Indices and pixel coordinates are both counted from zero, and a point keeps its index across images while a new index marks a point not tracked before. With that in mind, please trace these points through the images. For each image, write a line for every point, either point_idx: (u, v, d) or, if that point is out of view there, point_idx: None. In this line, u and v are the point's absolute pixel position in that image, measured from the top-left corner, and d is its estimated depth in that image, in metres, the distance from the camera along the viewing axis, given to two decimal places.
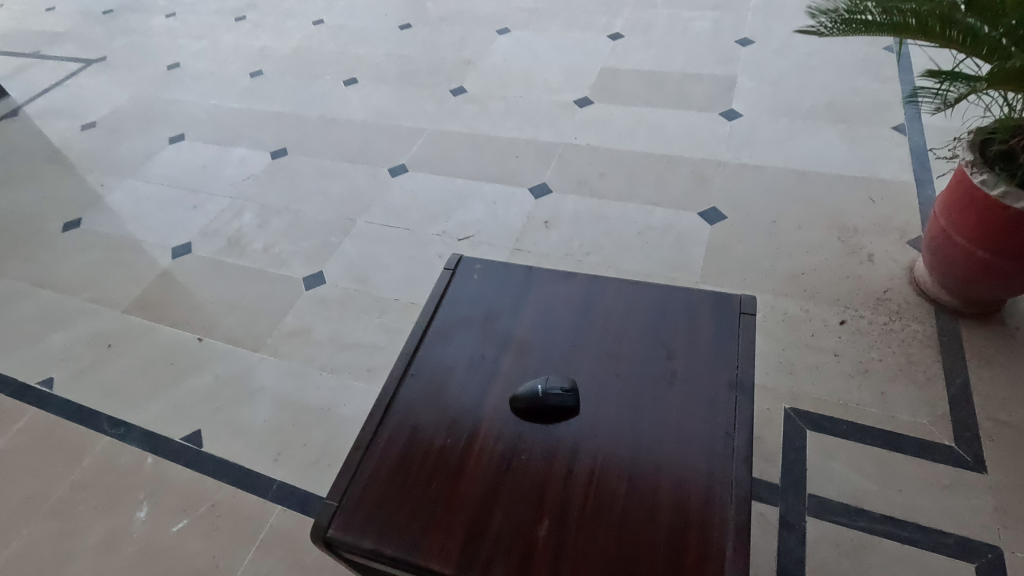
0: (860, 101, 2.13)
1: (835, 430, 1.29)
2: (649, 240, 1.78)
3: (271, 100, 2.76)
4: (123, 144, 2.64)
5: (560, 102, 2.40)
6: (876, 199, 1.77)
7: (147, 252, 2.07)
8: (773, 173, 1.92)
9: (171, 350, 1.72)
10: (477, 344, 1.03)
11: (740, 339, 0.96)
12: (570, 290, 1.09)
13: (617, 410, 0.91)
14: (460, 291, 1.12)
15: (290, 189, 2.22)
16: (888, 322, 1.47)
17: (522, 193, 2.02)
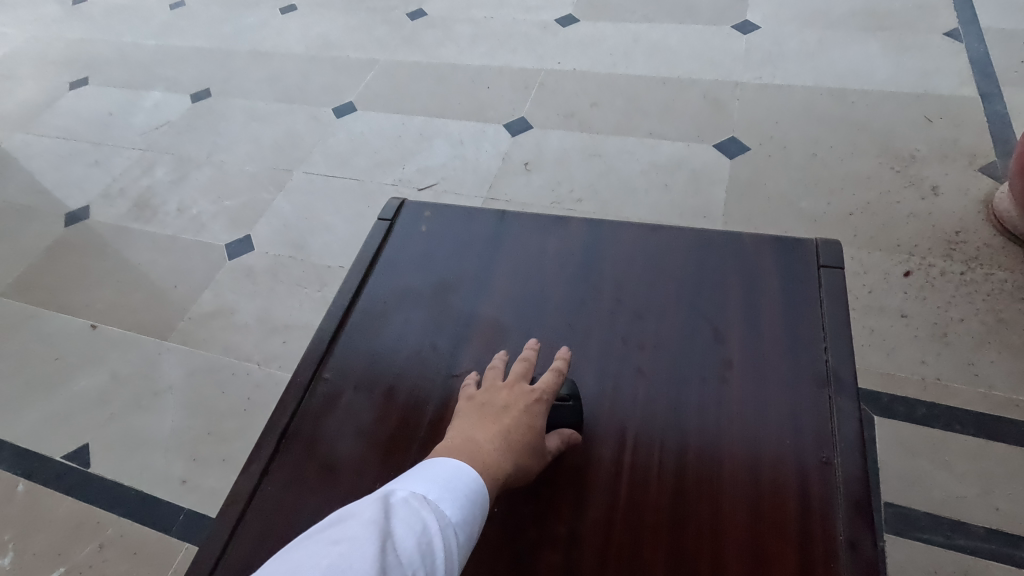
0: (900, 5, 1.76)
1: (913, 415, 0.99)
2: (655, 180, 1.43)
3: (194, 35, 2.31)
4: (13, 92, 2.19)
5: (538, 21, 2.00)
6: (933, 119, 1.43)
7: (36, 218, 1.67)
8: (802, 94, 1.56)
9: (57, 342, 1.35)
10: (426, 326, 0.68)
11: (824, 308, 0.63)
12: (563, 242, 0.75)
13: (643, 422, 0.58)
14: (403, 250, 0.77)
15: (213, 137, 1.82)
16: (965, 271, 1.15)
17: (495, 130, 1.65)
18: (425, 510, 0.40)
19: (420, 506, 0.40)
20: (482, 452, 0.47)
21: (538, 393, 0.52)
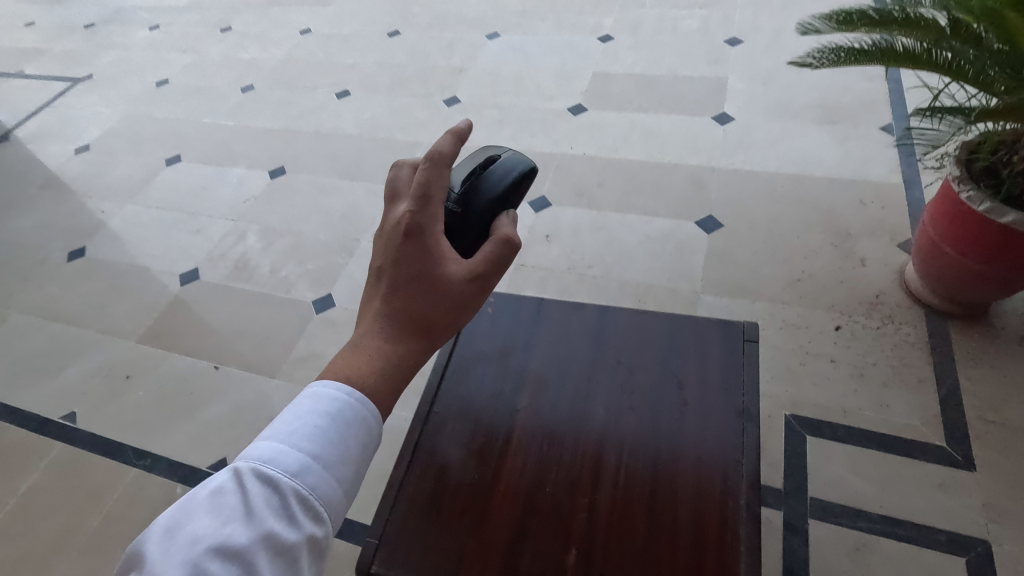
0: (848, 101, 2.17)
1: (835, 435, 1.36)
2: (648, 250, 1.83)
3: (263, 116, 2.76)
4: (118, 167, 2.63)
5: (554, 109, 2.43)
6: (867, 202, 1.82)
7: (154, 279, 2.09)
8: (766, 178, 1.97)
9: (188, 380, 1.76)
10: (495, 378, 1.08)
11: (745, 368, 1.02)
12: (580, 320, 1.15)
13: (630, 439, 0.97)
14: (476, 324, 1.17)
15: (291, 209, 2.25)
16: (881, 326, 1.53)
17: (521, 206, 2.05)
18: (301, 468, 0.44)
19: (294, 469, 0.44)
20: (374, 340, 0.55)
21: (400, 235, 0.58)
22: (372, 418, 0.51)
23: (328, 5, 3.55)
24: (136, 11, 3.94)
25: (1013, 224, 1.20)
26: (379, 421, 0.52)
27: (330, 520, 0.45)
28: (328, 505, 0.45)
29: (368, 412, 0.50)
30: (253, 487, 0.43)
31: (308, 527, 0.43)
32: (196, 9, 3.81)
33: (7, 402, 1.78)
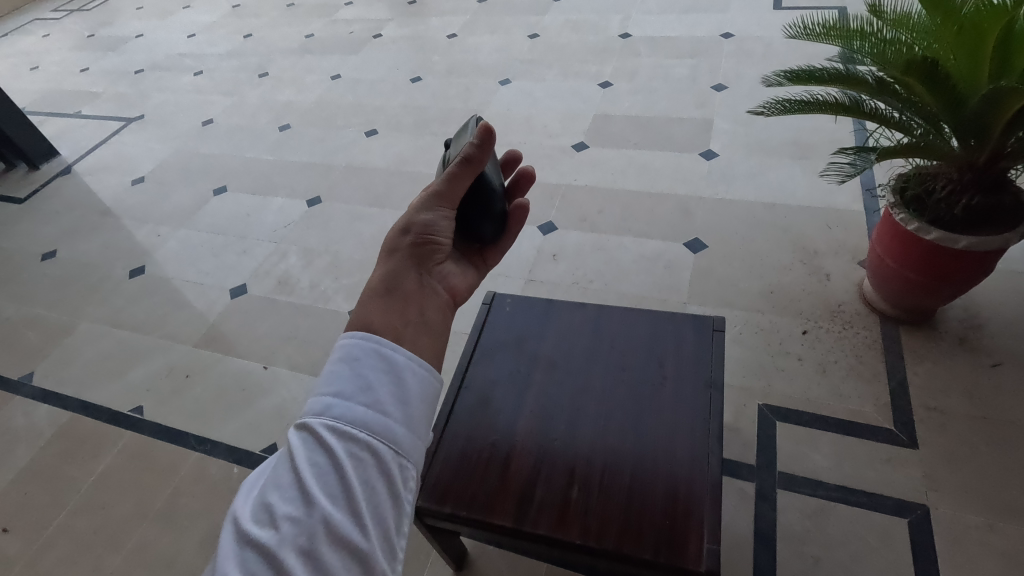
0: (819, 140, 2.47)
1: (800, 421, 1.59)
2: (642, 267, 2.10)
3: (300, 151, 3.09)
4: (171, 196, 2.95)
5: (560, 146, 2.74)
6: (832, 226, 2.10)
7: (207, 293, 2.37)
8: (746, 206, 2.25)
9: (241, 378, 2.01)
10: (513, 362, 1.34)
11: (713, 350, 1.27)
12: (582, 316, 1.41)
13: (621, 407, 1.21)
14: (497, 320, 1.43)
15: (327, 233, 2.54)
16: (842, 330, 1.78)
17: (532, 230, 2.33)
18: (325, 408, 0.54)
19: (322, 412, 0.54)
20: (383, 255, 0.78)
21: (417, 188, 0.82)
22: (382, 348, 0.60)
23: (356, 53, 3.94)
24: (181, 58, 4.36)
25: (937, 240, 1.46)
26: (395, 351, 0.60)
27: (370, 436, 0.53)
28: (363, 425, 0.53)
29: (372, 345, 0.60)
30: (300, 439, 0.53)
31: (346, 446, 0.52)
32: (236, 57, 4.22)
33: (82, 397, 2.04)
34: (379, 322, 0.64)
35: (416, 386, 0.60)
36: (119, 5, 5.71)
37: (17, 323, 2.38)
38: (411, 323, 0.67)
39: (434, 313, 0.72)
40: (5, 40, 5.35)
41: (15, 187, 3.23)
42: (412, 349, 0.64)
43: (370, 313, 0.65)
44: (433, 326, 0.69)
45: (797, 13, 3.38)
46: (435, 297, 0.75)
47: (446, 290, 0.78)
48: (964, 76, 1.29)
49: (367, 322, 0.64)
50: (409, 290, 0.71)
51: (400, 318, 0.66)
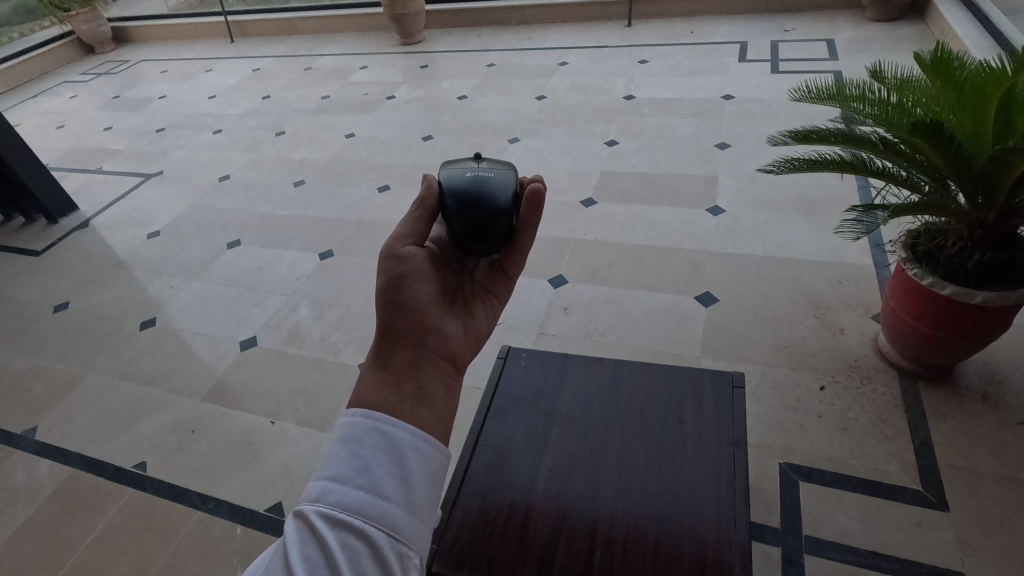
0: (823, 197, 2.52)
1: (824, 480, 1.54)
2: (654, 321, 2.10)
3: (313, 206, 3.16)
4: (186, 249, 3.00)
5: (568, 201, 2.79)
6: (843, 280, 2.11)
7: (217, 345, 2.37)
8: (754, 261, 2.27)
9: (249, 433, 1.98)
10: (530, 419, 1.31)
11: (734, 406, 1.25)
12: (599, 371, 1.39)
13: (643, 467, 1.18)
14: (513, 375, 1.41)
15: (338, 286, 2.56)
16: (860, 386, 1.75)
17: (542, 283, 2.35)
18: (320, 494, 0.49)
19: (318, 499, 0.49)
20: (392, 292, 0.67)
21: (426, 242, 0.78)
22: (382, 424, 0.54)
23: (370, 113, 4.10)
24: (202, 118, 4.54)
25: (953, 295, 1.46)
26: (396, 427, 0.54)
27: (366, 525, 0.47)
28: (359, 513, 0.48)
29: (372, 422, 0.53)
30: (296, 528, 0.48)
31: (340, 538, 0.47)
32: (255, 116, 4.39)
33: (84, 452, 2.00)
34: (374, 398, 0.56)
35: (421, 464, 0.53)
36: (145, 68, 6.01)
37: (24, 375, 2.37)
38: (407, 396, 0.58)
39: (433, 385, 0.61)
40: (34, 101, 5.60)
41: (33, 240, 3.30)
42: (413, 422, 0.56)
43: (362, 390, 0.58)
44: (434, 399, 0.59)
45: (793, 76, 3.54)
46: (435, 368, 0.63)
47: (448, 356, 0.66)
48: (968, 137, 1.33)
49: (361, 400, 0.57)
50: (401, 367, 0.61)
51: (394, 391, 0.58)
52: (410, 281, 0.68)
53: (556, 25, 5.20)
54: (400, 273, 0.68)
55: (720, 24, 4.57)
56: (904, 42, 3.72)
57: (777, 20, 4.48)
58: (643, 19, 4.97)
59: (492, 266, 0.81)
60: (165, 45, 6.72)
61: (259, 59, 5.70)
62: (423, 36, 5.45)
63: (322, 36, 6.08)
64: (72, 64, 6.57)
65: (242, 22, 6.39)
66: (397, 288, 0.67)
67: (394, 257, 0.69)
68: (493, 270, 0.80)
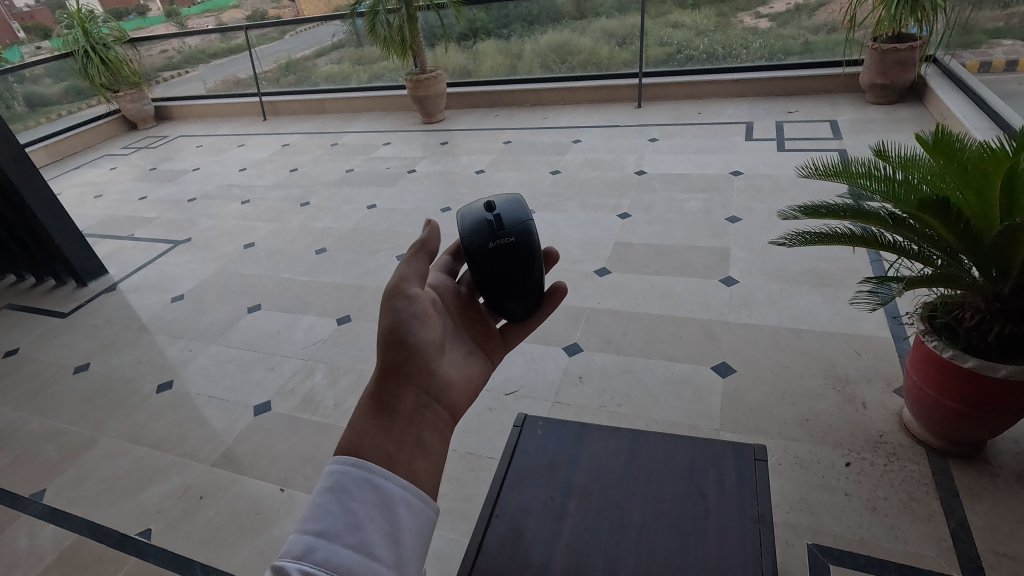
0: (836, 270, 2.55)
1: (855, 564, 1.46)
2: (670, 390, 2.07)
3: (333, 274, 3.25)
4: (207, 313, 3.07)
5: (582, 271, 2.85)
6: (862, 353, 2.09)
7: (231, 409, 2.36)
8: (771, 332, 2.26)
9: (257, 500, 1.94)
10: (547, 489, 1.28)
11: (758, 482, 1.21)
12: (617, 441, 1.37)
13: (664, 543, 1.14)
14: (529, 444, 1.39)
15: (354, 352, 2.58)
16: (887, 463, 1.69)
17: (557, 350, 2.35)
18: (306, 550, 0.49)
19: (303, 557, 0.49)
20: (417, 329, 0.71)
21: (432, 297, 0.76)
22: (374, 477, 0.55)
23: (391, 186, 4.29)
24: (231, 189, 4.77)
25: (976, 368, 1.44)
26: (388, 480, 0.56)
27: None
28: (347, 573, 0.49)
29: (364, 475, 0.55)
30: None
31: None
32: (282, 188, 4.60)
33: (90, 518, 1.97)
34: (369, 446, 0.59)
35: (411, 521, 0.55)
36: (182, 143, 6.40)
37: (39, 436, 2.38)
38: (405, 446, 0.61)
39: (431, 433, 0.64)
40: (76, 172, 5.94)
41: (61, 302, 3.41)
42: (407, 476, 0.58)
43: (360, 434, 0.59)
44: (431, 449, 0.62)
45: (800, 155, 3.67)
46: (434, 415, 0.67)
47: (448, 406, 0.70)
48: (977, 214, 1.37)
49: (355, 447, 0.59)
50: (405, 412, 0.64)
51: (392, 441, 0.60)
52: (416, 325, 0.69)
53: (570, 106, 5.49)
54: (414, 314, 0.69)
55: (726, 106, 4.80)
56: (905, 124, 3.88)
57: (781, 102, 4.69)
58: (653, 100, 5.24)
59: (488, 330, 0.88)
60: (202, 122, 7.18)
61: (289, 135, 6.05)
62: (443, 115, 5.77)
63: (349, 114, 6.47)
64: (114, 139, 7.02)
65: (275, 102, 6.83)
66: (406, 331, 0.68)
67: (403, 296, 0.68)
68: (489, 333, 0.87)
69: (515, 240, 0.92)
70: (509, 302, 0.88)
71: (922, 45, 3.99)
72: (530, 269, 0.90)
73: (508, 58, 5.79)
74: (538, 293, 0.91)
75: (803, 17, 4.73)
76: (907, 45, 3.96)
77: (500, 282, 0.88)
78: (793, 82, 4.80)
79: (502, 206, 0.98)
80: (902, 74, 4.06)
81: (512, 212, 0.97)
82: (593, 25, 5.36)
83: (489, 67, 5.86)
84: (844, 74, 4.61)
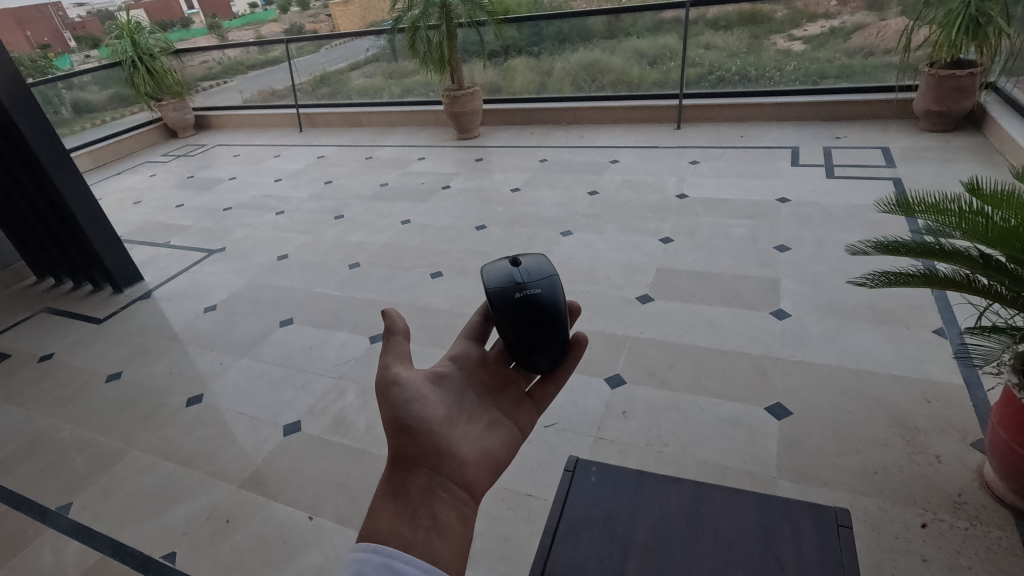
0: (897, 307, 2.40)
1: None
2: (720, 431, 1.95)
3: (366, 290, 3.20)
4: (240, 325, 3.04)
5: (624, 297, 2.74)
6: (932, 400, 1.93)
7: (260, 428, 2.30)
8: (829, 372, 2.12)
9: (284, 527, 1.87)
10: (605, 545, 1.17)
11: (843, 551, 1.09)
12: (680, 494, 1.26)
13: None
14: (583, 490, 1.29)
15: None
16: (968, 527, 1.54)
17: (599, 381, 2.24)
18: None
19: None
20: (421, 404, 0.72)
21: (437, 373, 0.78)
22: (394, 561, 0.53)
23: (425, 202, 4.25)
24: (266, 199, 4.79)
25: None
26: (407, 563, 0.54)
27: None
28: None
29: (384, 558, 0.53)
30: None
31: None
32: (316, 200, 4.60)
33: (114, 536, 1.91)
34: (388, 530, 0.57)
35: None
36: (219, 152, 6.50)
37: (67, 446, 2.35)
38: (421, 528, 0.58)
39: (448, 514, 0.62)
40: (117, 177, 6.06)
41: (96, 308, 3.43)
42: (427, 557, 0.56)
43: (376, 519, 0.59)
44: (449, 528, 0.60)
45: (851, 183, 3.52)
46: (450, 495, 0.65)
47: (466, 485, 0.67)
48: None
49: (374, 532, 0.57)
50: (416, 494, 0.63)
51: (408, 523, 0.58)
52: (415, 405, 0.69)
53: (607, 125, 5.42)
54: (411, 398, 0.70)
55: (770, 130, 4.67)
56: (963, 152, 3.71)
57: (829, 127, 4.55)
58: (692, 122, 5.14)
59: (521, 394, 0.83)
60: (240, 132, 7.29)
61: (324, 147, 6.09)
62: (478, 130, 5.74)
63: (384, 128, 6.50)
64: (155, 146, 7.16)
65: (312, 114, 6.91)
66: (406, 413, 0.69)
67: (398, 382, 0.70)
68: (521, 397, 0.83)
69: (541, 293, 0.85)
70: (536, 359, 0.82)
71: (982, 71, 3.82)
72: (553, 326, 0.83)
73: (539, 73, 5.75)
74: (562, 344, 0.83)
75: (838, 40, 4.64)
76: (967, 71, 3.81)
77: (524, 343, 0.82)
78: (841, 106, 4.66)
79: (528, 261, 0.92)
80: (960, 101, 3.90)
81: (537, 271, 0.89)
82: (624, 44, 5.33)
83: (523, 83, 5.84)
84: (897, 99, 4.45)
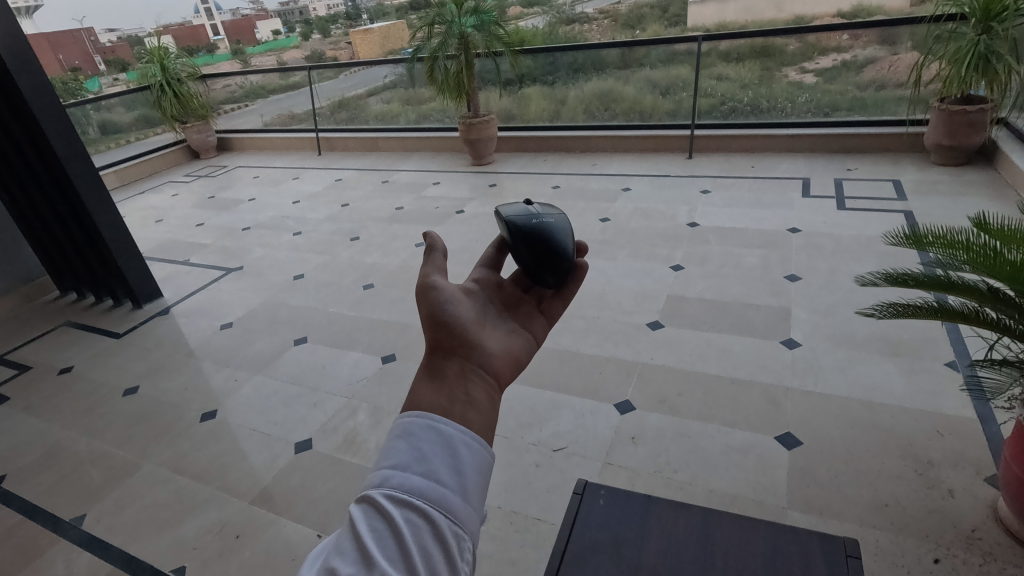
0: (909, 339, 2.40)
1: None
2: (730, 459, 1.94)
3: (380, 310, 3.24)
4: (255, 343, 3.09)
5: (635, 323, 2.76)
6: (945, 434, 1.92)
7: (272, 445, 2.33)
8: (840, 403, 2.12)
9: (293, 545, 1.88)
10: (612, 570, 1.18)
11: None
12: (689, 520, 1.26)
13: None
14: (592, 513, 1.30)
15: (398, 393, 2.53)
16: (983, 564, 1.52)
17: (608, 406, 2.25)
18: (383, 479, 0.47)
19: (382, 484, 0.47)
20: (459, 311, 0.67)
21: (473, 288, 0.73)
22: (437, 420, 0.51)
23: (439, 225, 4.32)
24: (284, 220, 4.90)
25: None
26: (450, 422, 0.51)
27: (428, 505, 0.45)
28: (421, 494, 0.45)
29: (428, 418, 0.51)
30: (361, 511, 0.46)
31: (404, 513, 0.44)
32: (333, 221, 4.70)
33: (126, 549, 1.93)
34: (426, 401, 0.53)
35: (475, 457, 0.49)
36: (239, 173, 6.66)
37: (84, 458, 2.39)
38: (457, 401, 0.54)
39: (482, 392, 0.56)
40: (140, 196, 6.23)
41: (116, 323, 3.50)
42: (463, 423, 0.52)
43: (414, 395, 0.54)
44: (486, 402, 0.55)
45: (862, 214, 3.54)
46: (485, 381, 0.58)
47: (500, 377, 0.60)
48: None
49: (413, 404, 0.53)
50: (452, 376, 0.57)
51: (444, 395, 0.54)
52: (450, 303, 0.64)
53: (619, 153, 5.50)
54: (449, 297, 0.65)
55: (781, 161, 4.71)
56: (975, 186, 3.72)
57: (840, 160, 4.58)
58: (703, 152, 5.21)
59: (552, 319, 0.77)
60: (260, 154, 7.48)
61: (342, 171, 6.23)
62: (492, 157, 5.85)
63: (400, 153, 6.65)
64: (178, 166, 7.36)
65: (330, 138, 7.08)
66: (441, 310, 0.64)
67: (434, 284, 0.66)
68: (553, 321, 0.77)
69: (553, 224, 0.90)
70: (543, 277, 0.80)
71: (993, 107, 3.86)
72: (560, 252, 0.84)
73: (552, 101, 5.89)
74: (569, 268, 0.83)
75: (851, 73, 4.74)
76: (977, 107, 3.85)
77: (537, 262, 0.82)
78: (852, 139, 4.70)
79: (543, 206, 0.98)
80: (971, 135, 3.92)
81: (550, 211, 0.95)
82: (638, 74, 5.44)
83: (537, 110, 5.96)
84: (908, 133, 4.48)
